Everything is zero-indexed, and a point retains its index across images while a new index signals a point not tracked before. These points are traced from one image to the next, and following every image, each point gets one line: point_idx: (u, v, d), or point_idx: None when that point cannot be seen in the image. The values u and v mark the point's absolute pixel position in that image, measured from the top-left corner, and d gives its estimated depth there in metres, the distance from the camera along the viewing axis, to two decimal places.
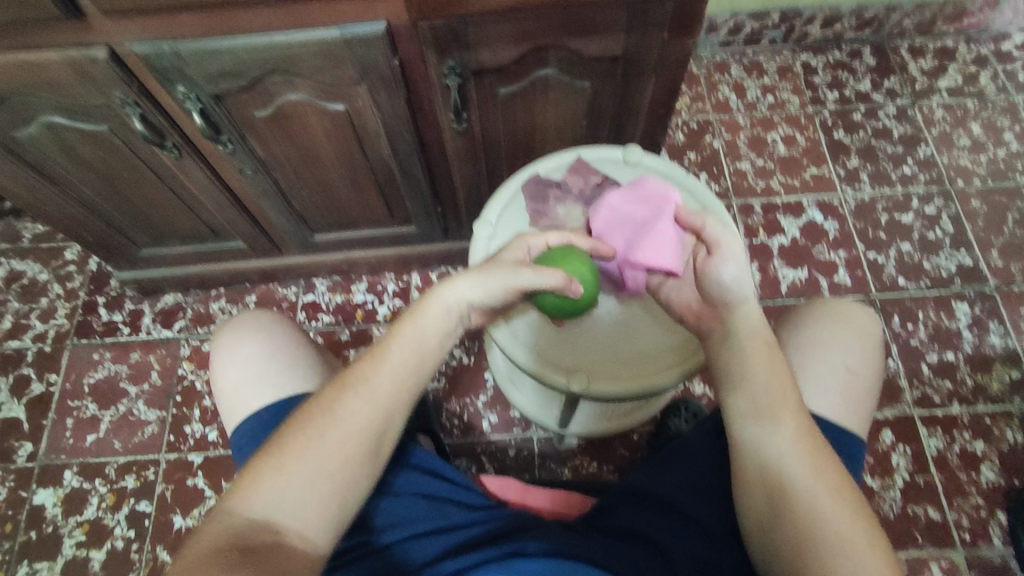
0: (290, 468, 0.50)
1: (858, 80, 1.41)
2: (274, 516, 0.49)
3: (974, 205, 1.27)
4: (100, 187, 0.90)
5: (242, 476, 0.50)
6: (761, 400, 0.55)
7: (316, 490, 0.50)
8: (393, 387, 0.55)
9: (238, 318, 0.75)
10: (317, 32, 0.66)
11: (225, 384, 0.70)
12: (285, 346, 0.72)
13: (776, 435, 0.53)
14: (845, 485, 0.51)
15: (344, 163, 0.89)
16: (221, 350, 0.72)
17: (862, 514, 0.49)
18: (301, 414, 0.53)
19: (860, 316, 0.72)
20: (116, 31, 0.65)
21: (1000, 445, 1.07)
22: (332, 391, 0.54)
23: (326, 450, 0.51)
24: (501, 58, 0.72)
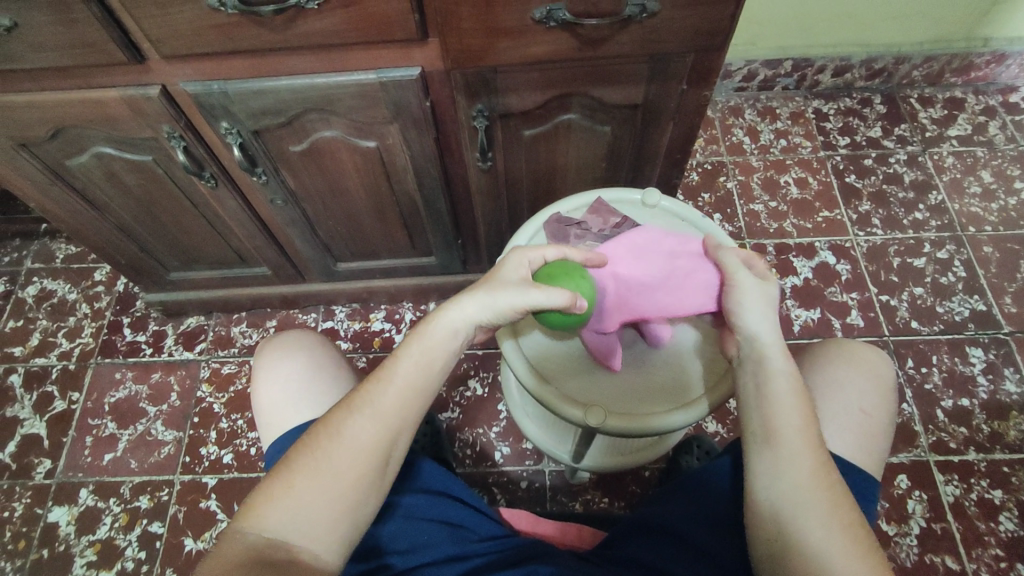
0: (297, 488, 0.52)
1: (869, 126, 1.45)
2: (285, 536, 0.51)
3: (986, 251, 1.29)
4: (137, 213, 0.94)
5: (256, 497, 0.53)
6: (779, 432, 0.55)
7: (324, 510, 0.52)
8: (397, 407, 0.55)
9: (279, 336, 0.78)
10: (355, 76, 0.70)
11: (263, 398, 0.72)
12: (324, 366, 0.75)
13: (790, 469, 0.53)
14: (854, 524, 0.51)
15: (372, 196, 0.93)
16: (262, 365, 0.74)
17: (868, 555, 0.50)
18: (310, 436, 0.55)
19: (873, 357, 0.74)
20: (171, 72, 0.69)
21: (1018, 495, 1.06)
22: (338, 413, 0.55)
23: (333, 471, 0.52)
24: (527, 102, 0.76)
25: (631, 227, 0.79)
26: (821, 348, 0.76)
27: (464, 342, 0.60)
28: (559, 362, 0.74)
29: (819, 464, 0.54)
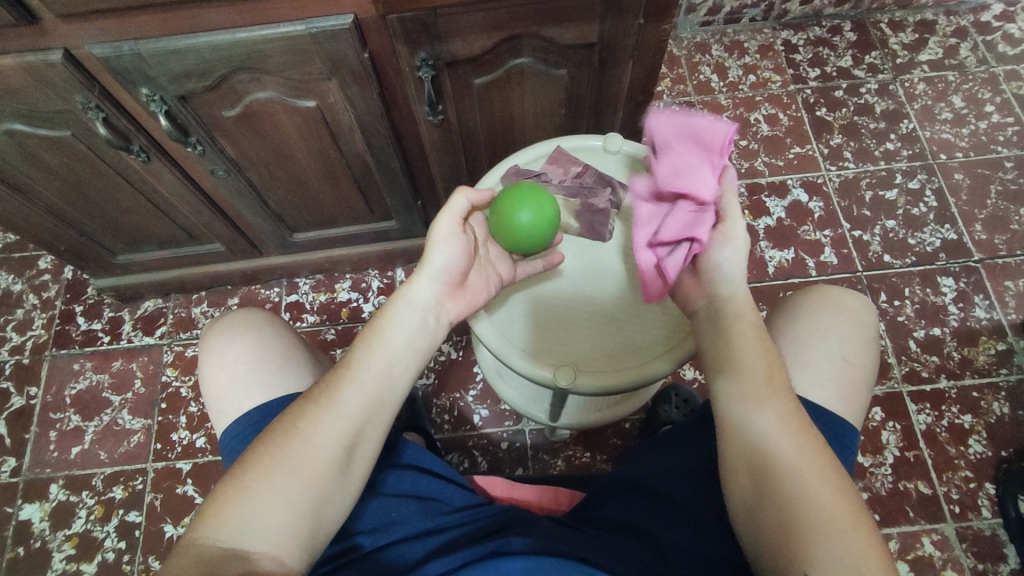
0: (254, 490, 0.49)
1: (839, 56, 1.40)
2: (239, 543, 0.47)
3: (957, 178, 1.27)
4: (67, 195, 0.87)
5: (208, 503, 0.49)
6: (745, 382, 0.54)
7: (283, 512, 0.48)
8: (361, 399, 0.53)
9: (228, 316, 0.73)
10: (281, 28, 0.64)
11: (215, 386, 0.69)
12: (276, 346, 0.71)
13: (759, 418, 0.52)
14: (830, 468, 0.50)
15: (319, 159, 0.87)
16: (210, 351, 0.70)
17: (845, 497, 0.49)
18: (266, 435, 0.52)
19: (856, 305, 0.72)
20: (73, 34, 0.62)
21: (988, 418, 1.08)
22: (297, 409, 0.52)
23: (291, 470, 0.50)
24: (474, 48, 0.70)
25: (594, 176, 0.75)
26: (804, 296, 0.74)
27: (428, 325, 0.58)
28: (526, 319, 0.71)
29: (787, 409, 0.52)
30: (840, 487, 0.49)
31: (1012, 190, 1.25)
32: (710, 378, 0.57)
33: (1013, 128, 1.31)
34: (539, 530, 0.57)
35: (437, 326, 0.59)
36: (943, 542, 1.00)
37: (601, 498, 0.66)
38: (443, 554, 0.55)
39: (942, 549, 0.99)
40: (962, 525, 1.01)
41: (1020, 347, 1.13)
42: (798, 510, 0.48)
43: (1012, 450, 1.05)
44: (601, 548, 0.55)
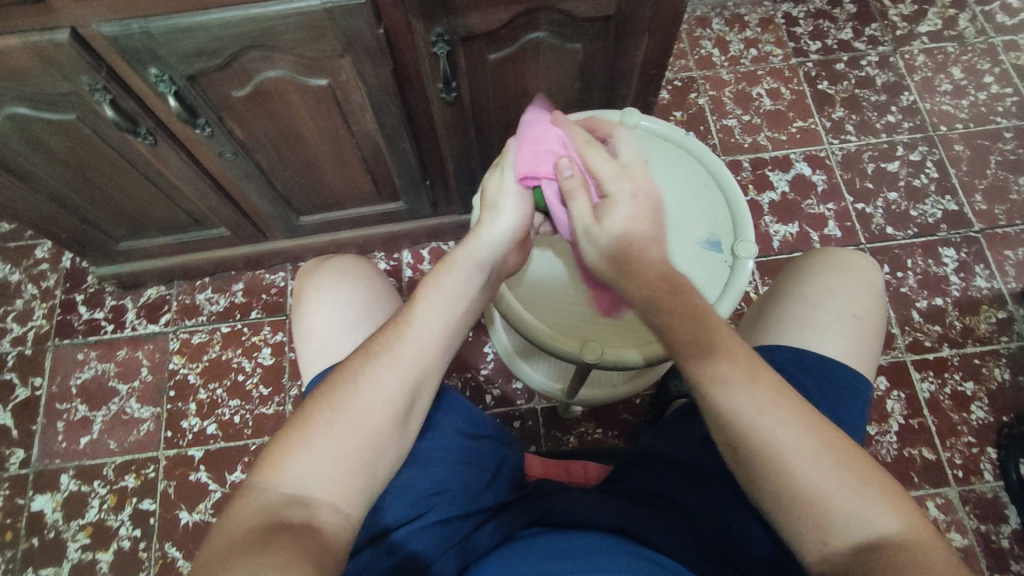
0: (315, 440, 0.49)
1: (839, 28, 1.40)
2: (301, 491, 0.47)
3: (957, 149, 1.28)
4: (71, 180, 0.85)
5: (269, 453, 0.49)
6: (721, 375, 0.50)
7: (342, 463, 0.49)
8: (418, 351, 0.53)
9: (336, 262, 0.73)
10: (295, 3, 0.62)
11: (317, 323, 0.68)
12: (383, 301, 0.70)
13: (749, 405, 0.48)
14: (823, 429, 0.48)
15: (329, 139, 0.85)
16: (320, 289, 0.69)
17: (849, 456, 0.47)
18: (325, 386, 0.52)
19: (859, 264, 0.73)
20: (80, 12, 0.60)
21: (989, 384, 1.10)
22: (357, 360, 0.52)
23: (351, 421, 0.50)
24: (490, 22, 0.69)
25: None
26: (809, 257, 0.74)
27: (483, 282, 0.58)
28: (545, 300, 0.71)
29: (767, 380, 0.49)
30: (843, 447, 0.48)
31: (1011, 160, 1.27)
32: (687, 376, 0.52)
33: (1012, 99, 1.32)
34: (575, 498, 0.58)
35: (491, 281, 0.60)
36: (947, 505, 1.03)
37: (629, 468, 0.67)
38: (493, 522, 0.58)
39: (946, 512, 1.02)
40: (966, 488, 1.03)
41: (1018, 315, 1.15)
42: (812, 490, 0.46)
43: (1013, 415, 1.08)
44: (639, 515, 0.56)
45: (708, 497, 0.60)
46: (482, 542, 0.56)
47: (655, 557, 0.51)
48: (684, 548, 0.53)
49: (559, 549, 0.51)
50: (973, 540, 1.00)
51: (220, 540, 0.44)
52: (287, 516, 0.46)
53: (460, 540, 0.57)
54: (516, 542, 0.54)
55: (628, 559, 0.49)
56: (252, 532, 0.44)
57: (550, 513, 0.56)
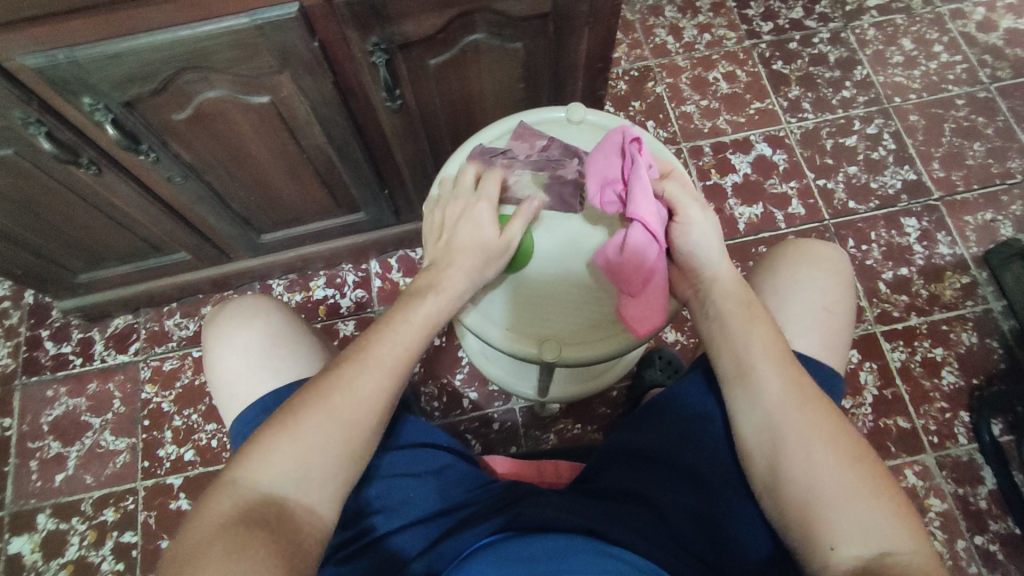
0: (297, 439, 0.48)
1: (790, 8, 1.41)
2: (280, 491, 0.47)
3: (913, 119, 1.30)
4: (19, 216, 0.84)
5: (247, 450, 0.48)
6: (744, 361, 0.55)
7: (322, 466, 0.49)
8: (402, 355, 0.55)
9: (229, 306, 0.71)
10: (224, 23, 0.61)
11: (225, 370, 0.67)
12: (285, 332, 0.69)
13: (773, 391, 0.53)
14: (844, 439, 0.51)
15: (279, 156, 0.85)
16: (220, 334, 0.68)
17: (862, 467, 0.50)
18: (309, 381, 0.52)
19: (829, 254, 0.74)
20: (2, 46, 0.59)
21: (958, 349, 1.12)
22: (342, 360, 0.53)
23: (335, 422, 0.50)
24: (426, 27, 0.69)
25: (560, 147, 0.74)
26: (779, 252, 0.74)
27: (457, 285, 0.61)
28: (506, 303, 0.70)
29: (798, 376, 0.54)
30: (860, 458, 0.50)
31: (965, 127, 1.28)
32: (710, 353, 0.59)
33: (962, 66, 1.34)
34: (545, 502, 0.57)
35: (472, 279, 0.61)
36: (924, 472, 1.04)
37: (602, 463, 0.67)
38: (458, 532, 0.56)
39: (924, 479, 1.03)
40: (941, 454, 1.05)
41: (982, 279, 1.17)
42: (811, 487, 0.49)
43: (983, 377, 1.10)
44: (606, 519, 0.55)
45: (678, 491, 0.59)
46: (448, 548, 0.54)
47: (623, 555, 0.50)
48: (652, 549, 0.52)
49: (529, 553, 0.50)
50: (952, 504, 1.02)
51: (191, 543, 0.44)
52: (264, 515, 0.46)
53: (420, 553, 0.56)
54: (484, 547, 0.52)
55: (597, 559, 0.48)
56: (228, 534, 0.44)
57: (517, 517, 0.55)
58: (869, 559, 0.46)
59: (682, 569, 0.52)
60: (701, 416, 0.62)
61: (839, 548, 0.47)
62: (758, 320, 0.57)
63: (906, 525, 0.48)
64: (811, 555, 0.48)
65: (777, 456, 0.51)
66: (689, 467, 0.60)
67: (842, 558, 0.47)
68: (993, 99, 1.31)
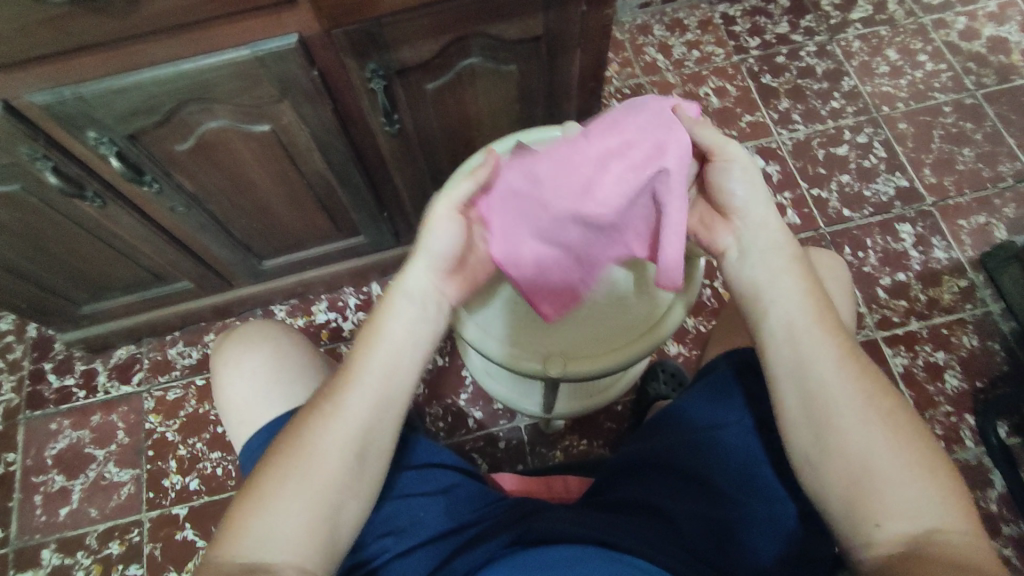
0: (270, 505, 0.48)
1: (776, 23, 1.45)
2: (261, 557, 0.46)
3: (902, 127, 1.32)
4: (23, 250, 0.84)
5: (227, 521, 0.48)
6: (789, 324, 0.52)
7: (308, 527, 0.47)
8: (369, 402, 0.51)
9: (240, 329, 0.72)
10: (224, 55, 0.63)
11: (234, 397, 0.67)
12: (297, 356, 0.70)
13: (821, 358, 0.51)
14: (900, 410, 0.49)
15: (280, 183, 0.86)
16: (226, 361, 0.69)
17: (916, 448, 0.47)
18: (281, 444, 0.51)
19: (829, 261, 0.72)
20: (10, 84, 0.60)
21: (960, 352, 1.12)
22: (315, 412, 0.51)
23: (310, 482, 0.48)
24: (422, 53, 0.70)
25: None
26: None
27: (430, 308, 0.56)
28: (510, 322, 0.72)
29: (848, 347, 0.51)
30: (916, 433, 0.48)
31: (953, 132, 1.30)
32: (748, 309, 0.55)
33: (947, 74, 1.36)
34: (556, 516, 0.56)
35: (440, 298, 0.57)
36: None
37: (611, 478, 0.67)
38: (468, 550, 0.56)
39: None
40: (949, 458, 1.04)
41: (979, 282, 1.18)
42: (861, 461, 0.47)
43: (986, 380, 1.10)
44: (618, 531, 0.54)
45: (692, 502, 0.59)
46: (459, 566, 0.54)
47: (637, 562, 0.50)
48: (666, 558, 0.52)
49: (541, 562, 0.50)
50: None
51: None
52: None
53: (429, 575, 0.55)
54: (492, 565, 0.52)
55: (611, 572, 0.48)
56: None
57: (527, 531, 0.54)
58: (914, 539, 0.45)
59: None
60: (716, 426, 0.61)
61: (884, 527, 0.45)
62: (795, 268, 0.54)
63: (958, 507, 0.46)
64: (852, 531, 0.47)
65: (825, 425, 0.49)
66: (704, 477, 0.60)
67: (888, 538, 0.45)
68: (979, 105, 1.33)
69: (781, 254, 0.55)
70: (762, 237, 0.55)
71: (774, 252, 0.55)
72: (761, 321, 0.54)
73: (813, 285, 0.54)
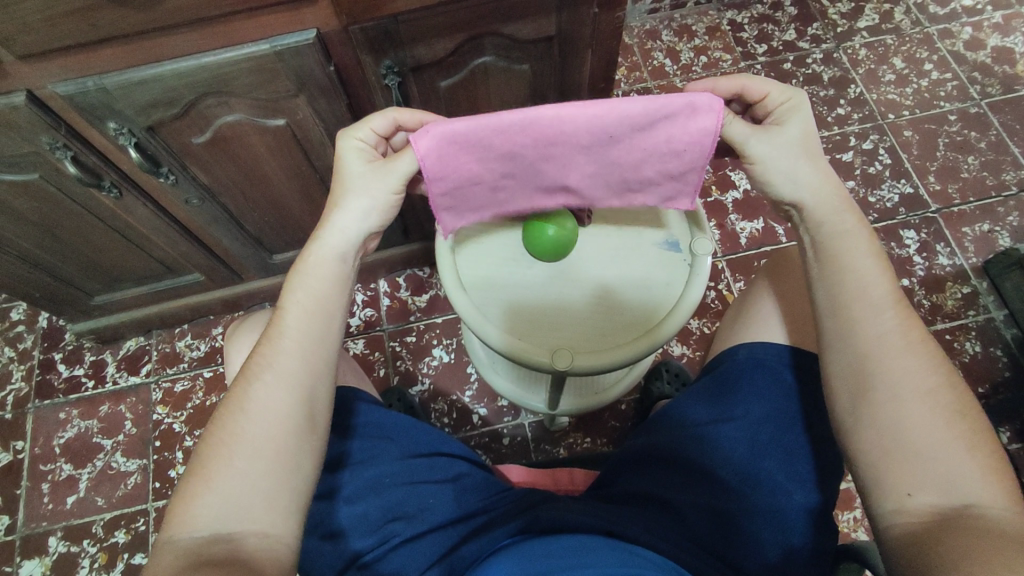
0: (216, 475, 0.47)
1: (783, 30, 1.46)
2: (217, 528, 0.46)
3: (907, 134, 1.33)
4: (39, 239, 0.86)
5: (174, 502, 0.47)
6: (848, 291, 0.52)
7: (259, 491, 0.47)
8: (299, 356, 0.52)
9: (253, 318, 0.73)
10: (245, 49, 0.64)
11: None
12: None
13: (880, 326, 0.50)
14: (946, 388, 0.48)
15: (293, 177, 0.87)
16: (240, 349, 0.70)
17: (959, 424, 0.46)
18: (216, 419, 0.51)
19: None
20: (35, 75, 0.62)
21: (962, 358, 1.13)
22: (240, 384, 0.51)
23: (252, 449, 0.48)
24: (437, 50, 0.72)
25: None
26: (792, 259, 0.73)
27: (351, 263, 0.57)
28: (515, 316, 0.73)
29: (906, 317, 0.50)
30: (960, 412, 0.47)
31: (958, 140, 1.31)
32: (808, 276, 0.55)
33: (952, 83, 1.37)
34: (563, 506, 0.57)
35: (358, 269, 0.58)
36: None
37: (617, 471, 0.68)
38: (476, 537, 0.57)
39: None
40: None
41: (983, 289, 1.18)
42: (898, 433, 0.47)
43: (988, 386, 1.11)
44: (625, 522, 0.55)
45: (700, 494, 0.59)
46: (467, 550, 0.55)
47: (641, 552, 0.51)
48: (669, 547, 0.53)
49: (550, 550, 0.50)
50: None
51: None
52: (212, 555, 0.44)
53: (436, 561, 0.56)
54: (500, 551, 0.52)
55: (618, 560, 0.49)
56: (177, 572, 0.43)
57: (535, 519, 0.55)
58: (947, 511, 0.44)
59: (702, 566, 0.53)
60: (717, 420, 0.62)
61: (916, 497, 0.45)
62: (870, 249, 0.53)
63: (1002, 484, 0.44)
64: (881, 500, 0.47)
65: (860, 395, 0.49)
66: (710, 470, 0.61)
67: (917, 508, 0.45)
68: (984, 114, 1.34)
69: (839, 214, 0.53)
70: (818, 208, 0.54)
71: (833, 219, 0.53)
72: (816, 286, 0.54)
73: (886, 266, 0.53)
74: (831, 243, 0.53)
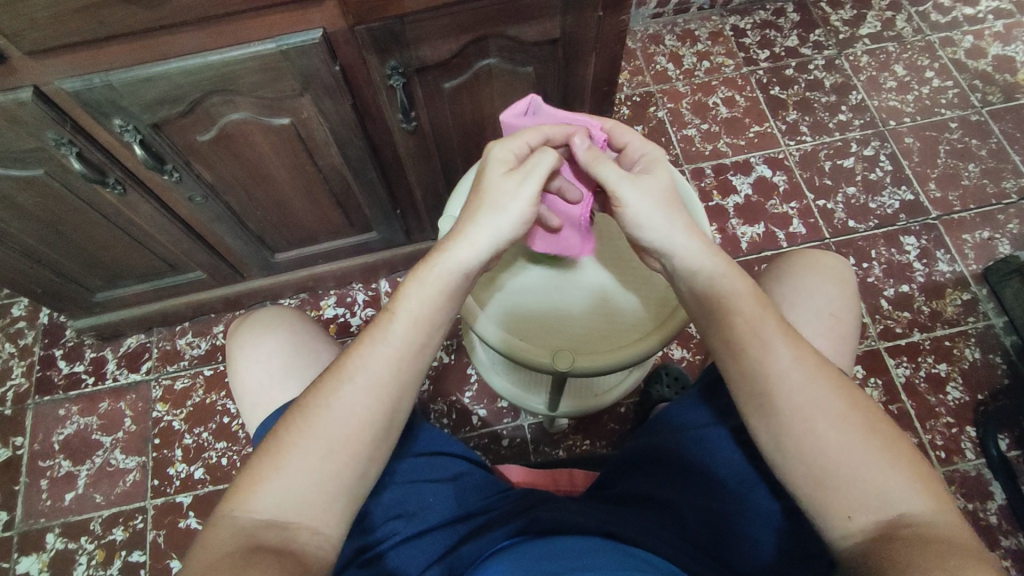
0: (288, 465, 0.48)
1: (785, 36, 1.47)
2: (275, 516, 0.47)
3: (908, 141, 1.33)
4: (42, 235, 0.86)
5: (238, 481, 0.48)
6: (742, 332, 0.52)
7: (325, 490, 0.48)
8: (392, 367, 0.51)
9: (256, 314, 0.74)
10: (251, 48, 0.65)
11: (248, 380, 0.68)
12: (311, 342, 0.71)
13: (774, 364, 0.51)
14: (855, 408, 0.49)
15: (297, 176, 0.88)
16: (244, 345, 0.70)
17: (875, 439, 0.48)
18: (299, 406, 0.51)
19: (836, 264, 0.71)
20: (42, 71, 0.62)
21: (961, 364, 1.13)
22: (328, 380, 0.51)
23: (327, 445, 0.49)
24: (442, 52, 0.72)
25: None
26: (790, 260, 0.73)
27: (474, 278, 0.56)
28: (516, 316, 0.74)
29: (800, 348, 0.51)
30: (872, 428, 0.48)
31: (959, 148, 1.32)
32: (699, 322, 0.56)
33: (954, 91, 1.38)
34: (562, 507, 0.57)
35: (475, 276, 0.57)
36: None
37: (617, 473, 0.68)
38: (474, 537, 0.57)
39: None
40: (950, 469, 1.05)
41: (982, 296, 1.19)
42: (824, 457, 0.48)
43: (987, 393, 1.11)
44: (625, 523, 0.55)
45: (699, 497, 0.60)
46: (467, 551, 0.55)
47: (641, 554, 0.51)
48: (669, 550, 0.53)
49: (549, 551, 0.50)
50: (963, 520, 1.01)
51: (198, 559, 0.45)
52: (264, 540, 0.46)
53: (436, 560, 0.56)
54: (499, 552, 0.52)
55: (616, 561, 0.49)
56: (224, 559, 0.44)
57: (534, 520, 0.55)
58: (885, 525, 0.45)
59: (701, 569, 0.53)
60: (714, 422, 0.62)
61: (854, 518, 0.46)
62: (750, 288, 0.54)
63: (926, 489, 0.46)
64: (827, 529, 0.47)
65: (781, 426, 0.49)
66: (710, 472, 0.61)
67: (857, 529, 0.46)
68: (985, 122, 1.34)
69: (699, 259, 0.55)
70: (677, 261, 0.56)
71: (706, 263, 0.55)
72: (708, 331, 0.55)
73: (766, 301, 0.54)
74: (708, 293, 0.55)
